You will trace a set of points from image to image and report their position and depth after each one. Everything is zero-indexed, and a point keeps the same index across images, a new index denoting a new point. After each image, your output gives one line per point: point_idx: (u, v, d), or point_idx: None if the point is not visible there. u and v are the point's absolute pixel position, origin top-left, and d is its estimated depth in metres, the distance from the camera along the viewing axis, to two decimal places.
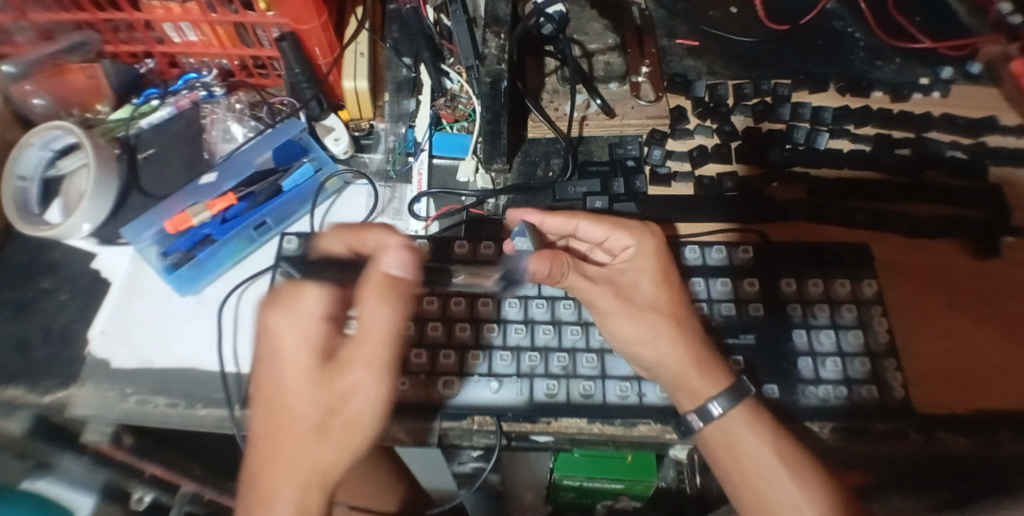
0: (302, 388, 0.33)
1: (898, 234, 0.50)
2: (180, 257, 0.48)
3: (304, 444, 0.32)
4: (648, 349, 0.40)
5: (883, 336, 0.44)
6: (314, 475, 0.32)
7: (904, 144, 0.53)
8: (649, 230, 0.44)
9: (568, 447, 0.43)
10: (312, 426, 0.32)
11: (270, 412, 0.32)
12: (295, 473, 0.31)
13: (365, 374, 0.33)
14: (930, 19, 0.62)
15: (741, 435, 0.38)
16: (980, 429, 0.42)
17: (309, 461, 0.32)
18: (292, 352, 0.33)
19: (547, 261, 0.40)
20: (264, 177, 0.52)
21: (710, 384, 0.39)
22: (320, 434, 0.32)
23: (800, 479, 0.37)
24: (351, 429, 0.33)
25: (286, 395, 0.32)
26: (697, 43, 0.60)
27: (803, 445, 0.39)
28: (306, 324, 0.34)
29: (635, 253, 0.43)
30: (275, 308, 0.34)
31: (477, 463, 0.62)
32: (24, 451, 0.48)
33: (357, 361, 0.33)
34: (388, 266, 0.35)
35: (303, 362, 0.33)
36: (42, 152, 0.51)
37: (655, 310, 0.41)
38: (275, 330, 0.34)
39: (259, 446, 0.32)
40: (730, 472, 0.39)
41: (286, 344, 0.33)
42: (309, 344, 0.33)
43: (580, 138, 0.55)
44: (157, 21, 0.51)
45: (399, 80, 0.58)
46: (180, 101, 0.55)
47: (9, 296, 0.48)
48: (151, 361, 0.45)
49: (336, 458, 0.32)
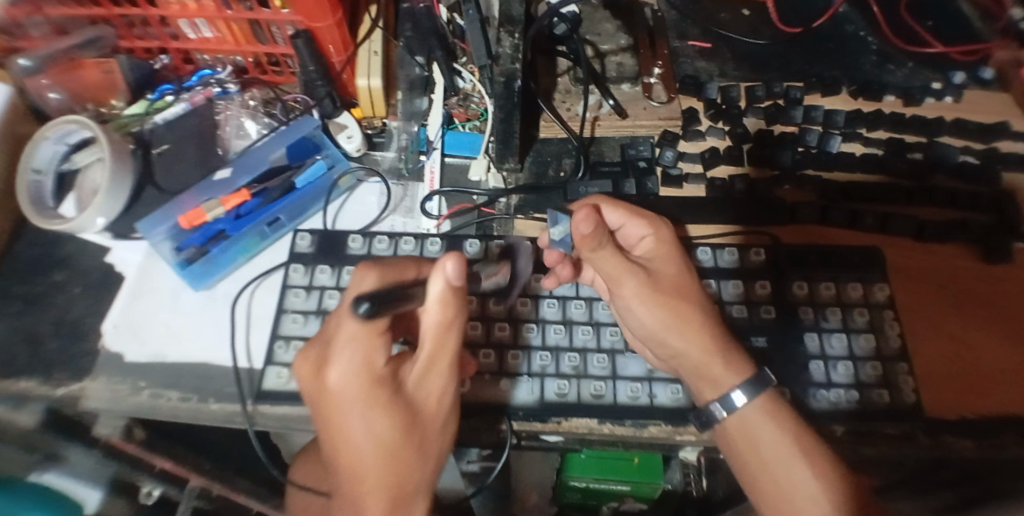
0: (387, 429, 0.32)
1: (908, 238, 0.50)
2: (193, 253, 0.49)
3: (400, 470, 0.33)
4: (676, 337, 0.40)
5: (895, 340, 0.44)
6: (419, 485, 0.34)
7: (915, 148, 0.54)
8: (665, 219, 0.44)
9: (576, 445, 0.44)
10: (407, 454, 0.33)
11: (362, 456, 0.32)
12: (398, 496, 0.33)
13: (438, 386, 0.34)
14: (942, 23, 0.62)
15: (762, 426, 0.38)
16: (989, 433, 0.42)
17: (411, 479, 0.33)
18: (362, 401, 0.31)
19: (591, 220, 0.37)
20: (276, 174, 0.53)
21: (733, 374, 0.39)
22: (415, 454, 0.33)
23: (819, 470, 0.37)
24: (437, 437, 0.35)
25: (374, 438, 0.32)
26: (709, 45, 0.60)
27: (820, 439, 0.38)
28: (372, 374, 0.31)
29: (653, 243, 0.44)
30: (336, 364, 0.31)
31: (486, 463, 0.56)
32: (33, 443, 0.48)
33: (432, 378, 0.34)
34: (449, 277, 0.31)
35: (382, 404, 0.32)
36: (56, 146, 0.51)
37: (677, 296, 0.41)
38: (338, 385, 0.31)
39: (358, 484, 0.32)
40: (749, 464, 0.38)
41: (353, 396, 0.31)
42: (379, 391, 0.31)
43: (592, 138, 0.55)
44: (172, 17, 0.51)
45: (412, 79, 0.57)
46: (194, 98, 0.56)
47: (21, 290, 0.49)
48: (164, 355, 0.46)
49: (430, 466, 0.35)
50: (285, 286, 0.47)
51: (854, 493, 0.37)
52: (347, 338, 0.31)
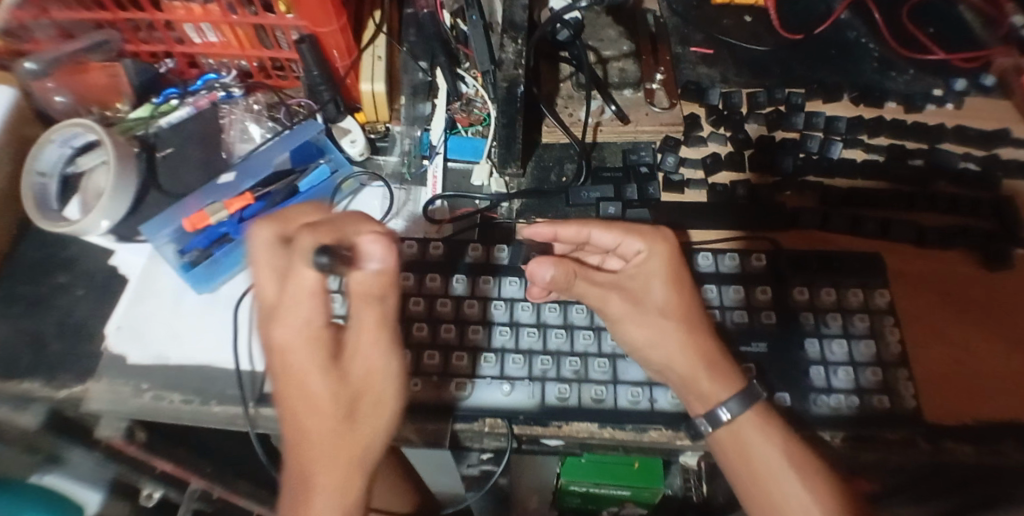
0: (321, 394, 0.32)
1: (909, 244, 0.50)
2: (197, 255, 0.49)
3: (336, 440, 0.32)
4: (657, 353, 0.40)
5: (895, 346, 0.44)
6: (361, 459, 0.33)
7: (916, 154, 0.54)
8: (661, 234, 0.43)
9: (576, 450, 0.44)
10: (342, 426, 0.32)
11: (301, 419, 0.32)
12: (337, 467, 0.32)
13: (373, 361, 0.33)
14: (944, 30, 0.62)
15: (753, 439, 0.38)
16: (989, 439, 0.42)
17: (348, 452, 0.32)
18: (297, 359, 0.31)
19: (548, 264, 0.39)
20: (280, 177, 0.53)
21: (721, 389, 0.39)
22: (350, 426, 0.32)
23: (811, 483, 0.37)
24: (374, 413, 0.33)
25: (309, 401, 0.32)
26: (711, 51, 0.61)
27: (813, 451, 0.39)
28: (307, 334, 0.31)
29: (647, 258, 0.43)
30: (275, 322, 0.32)
31: (487, 467, 0.56)
32: (35, 444, 0.48)
33: (367, 353, 0.32)
34: (367, 257, 0.31)
35: (312, 367, 0.31)
36: (62, 149, 0.51)
37: (663, 314, 0.41)
38: (276, 343, 0.32)
39: (301, 449, 0.32)
40: (741, 475, 0.39)
41: (290, 354, 0.31)
42: (313, 355, 0.31)
43: (593, 143, 0.55)
44: (177, 21, 0.51)
45: (416, 84, 0.58)
46: (198, 102, 0.56)
47: (25, 291, 0.49)
48: (167, 358, 0.46)
49: (372, 443, 0.33)
50: None
51: (848, 501, 0.37)
52: (290, 295, 0.31)
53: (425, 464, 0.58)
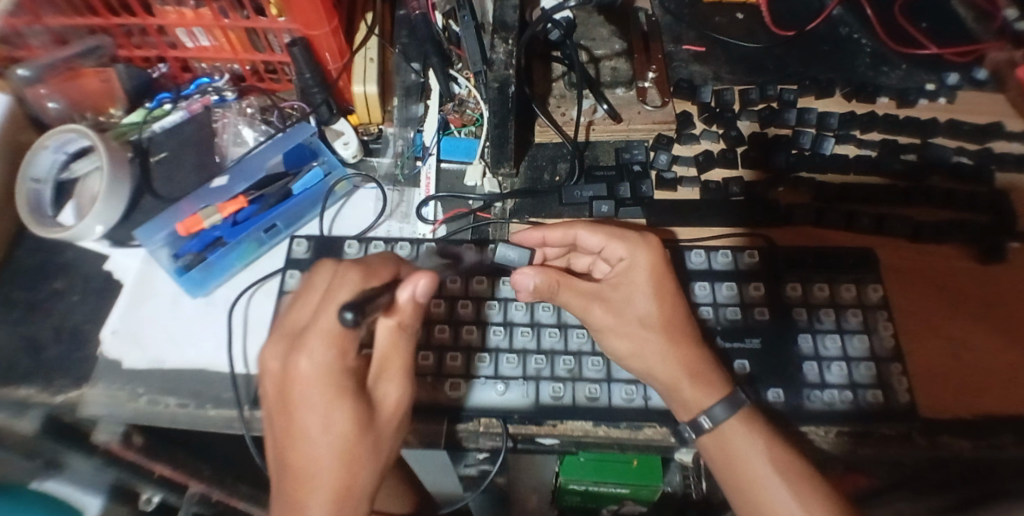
0: (342, 422, 0.34)
1: (902, 239, 0.51)
2: (191, 259, 0.49)
3: (351, 466, 0.34)
4: (640, 363, 0.41)
5: (889, 340, 0.44)
6: (365, 488, 0.35)
7: (909, 150, 0.54)
8: (646, 241, 0.44)
9: (574, 449, 0.43)
10: (361, 452, 0.34)
11: (312, 448, 0.34)
12: (346, 493, 0.34)
13: (394, 390, 0.36)
14: (936, 25, 0.62)
15: (738, 443, 0.39)
16: (985, 433, 0.42)
17: (362, 475, 0.34)
18: (322, 388, 0.34)
19: (531, 273, 0.42)
20: (273, 181, 0.53)
21: (705, 396, 0.39)
22: (368, 453, 0.35)
23: (796, 489, 0.37)
24: (390, 438, 0.36)
25: (327, 429, 0.34)
26: (704, 48, 0.61)
27: (799, 455, 0.39)
28: (337, 364, 0.34)
29: (628, 267, 0.44)
30: (304, 353, 0.34)
31: (484, 466, 0.57)
32: (33, 450, 0.48)
33: (388, 378, 0.36)
34: (416, 292, 0.36)
35: (339, 393, 0.34)
36: (56, 155, 0.51)
37: (644, 325, 0.42)
38: (302, 373, 0.34)
39: (306, 477, 0.34)
40: (729, 479, 0.39)
41: (312, 382, 0.34)
42: (338, 381, 0.34)
43: (586, 143, 0.56)
44: (170, 26, 0.51)
45: (408, 85, 0.59)
46: (191, 106, 0.56)
47: (20, 296, 0.49)
48: (162, 362, 0.46)
49: (379, 470, 0.36)
50: (282, 292, 0.47)
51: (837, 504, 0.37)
52: (318, 330, 0.34)
53: (424, 466, 0.59)
